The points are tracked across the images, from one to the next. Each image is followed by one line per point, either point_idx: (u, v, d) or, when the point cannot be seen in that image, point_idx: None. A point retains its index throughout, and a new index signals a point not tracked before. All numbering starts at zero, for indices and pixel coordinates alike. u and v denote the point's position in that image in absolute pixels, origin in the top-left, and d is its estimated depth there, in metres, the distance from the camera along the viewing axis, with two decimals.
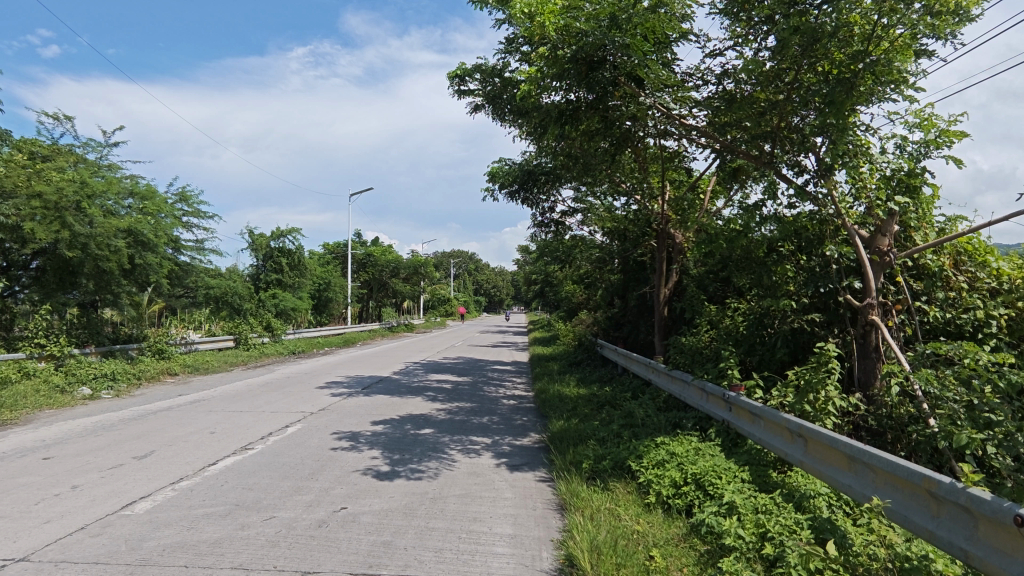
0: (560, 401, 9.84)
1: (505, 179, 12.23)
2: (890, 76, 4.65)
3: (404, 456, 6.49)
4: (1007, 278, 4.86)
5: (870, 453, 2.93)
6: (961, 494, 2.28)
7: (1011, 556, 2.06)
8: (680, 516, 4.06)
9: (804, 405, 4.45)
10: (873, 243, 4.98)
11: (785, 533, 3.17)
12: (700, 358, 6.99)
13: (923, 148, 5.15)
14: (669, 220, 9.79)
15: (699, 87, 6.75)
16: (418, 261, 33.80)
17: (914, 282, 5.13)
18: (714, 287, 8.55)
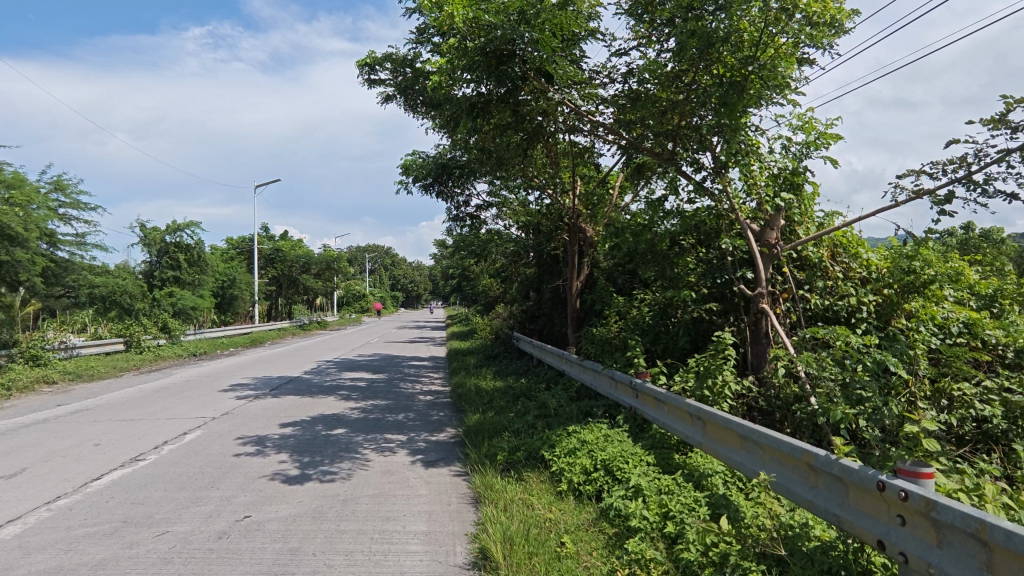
0: (476, 394, 9.86)
1: (419, 172, 12.02)
2: (775, 81, 4.98)
3: (314, 458, 6.24)
4: (875, 268, 5.40)
5: (759, 433, 3.15)
6: (834, 465, 2.49)
7: (875, 519, 2.27)
8: (590, 502, 4.19)
9: (704, 390, 4.72)
10: (764, 236, 5.33)
11: (684, 511, 3.35)
12: (610, 348, 7.24)
13: (805, 148, 5.59)
14: (580, 214, 10.04)
15: (606, 85, 6.95)
16: (329, 256, 32.65)
17: (798, 272, 5.60)
18: (623, 279, 8.88)
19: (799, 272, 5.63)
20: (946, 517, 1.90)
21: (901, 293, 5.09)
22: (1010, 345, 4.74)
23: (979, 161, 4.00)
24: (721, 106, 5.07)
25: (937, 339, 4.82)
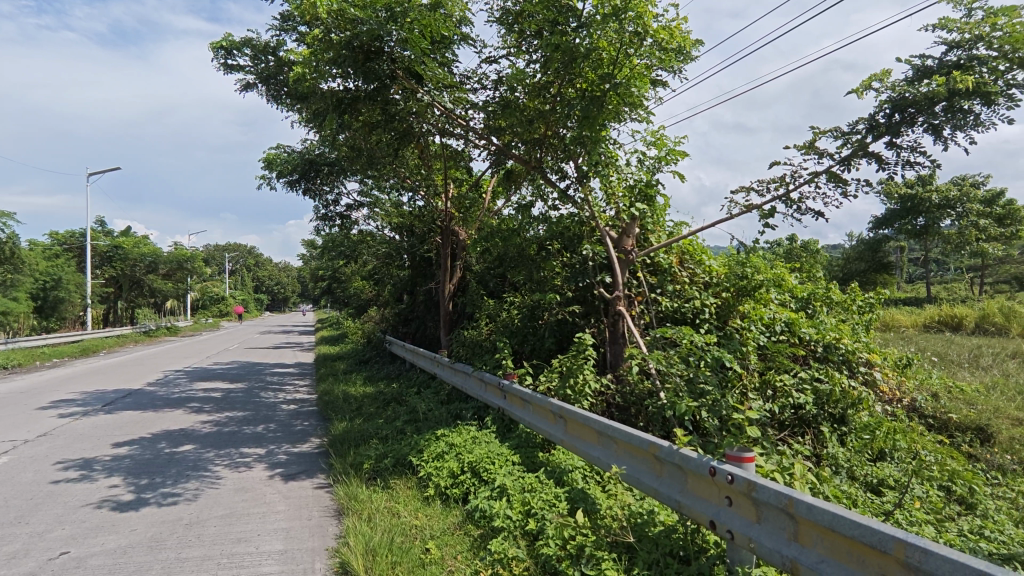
0: (344, 401, 9.46)
1: (283, 167, 11.31)
2: (631, 99, 5.35)
3: (154, 479, 5.59)
4: (715, 274, 5.99)
5: (613, 428, 3.34)
6: (675, 455, 2.71)
7: (708, 502, 2.51)
8: (456, 505, 4.18)
9: (566, 389, 4.93)
10: (621, 243, 5.72)
11: (545, 507, 3.46)
12: (480, 350, 7.30)
13: (657, 163, 6.07)
14: (452, 217, 10.04)
15: (477, 90, 7.03)
16: (181, 255, 29.65)
17: (651, 277, 6.06)
18: (495, 283, 9.03)
19: (652, 277, 6.10)
20: (763, 496, 2.15)
21: (735, 296, 5.69)
22: (821, 341, 5.51)
23: (795, 182, 4.59)
24: (582, 119, 5.34)
25: (765, 337, 5.44)
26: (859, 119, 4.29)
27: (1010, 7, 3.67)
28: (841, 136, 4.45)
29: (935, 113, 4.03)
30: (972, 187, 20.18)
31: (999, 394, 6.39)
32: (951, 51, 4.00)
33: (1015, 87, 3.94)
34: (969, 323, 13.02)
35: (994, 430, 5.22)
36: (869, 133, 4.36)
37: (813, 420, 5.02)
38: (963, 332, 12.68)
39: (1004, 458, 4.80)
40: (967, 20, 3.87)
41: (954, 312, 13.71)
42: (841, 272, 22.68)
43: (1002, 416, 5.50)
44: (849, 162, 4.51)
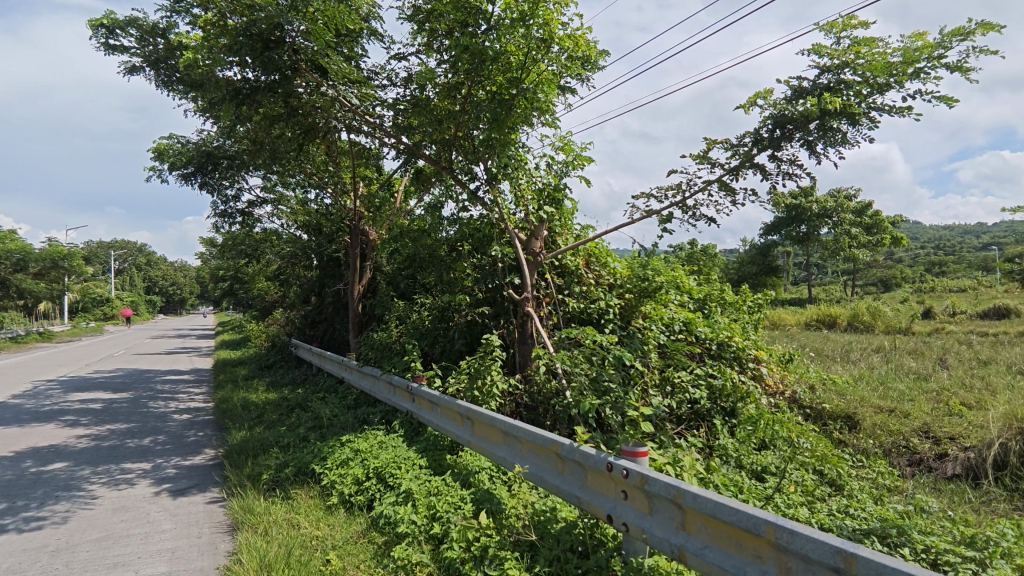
0: (243, 409, 8.93)
1: (175, 159, 10.49)
2: (539, 104, 5.45)
3: (15, 503, 4.98)
4: (619, 275, 6.22)
5: (518, 427, 3.36)
6: (576, 452, 2.77)
7: (606, 496, 2.59)
8: (361, 512, 4.05)
9: (474, 390, 4.93)
10: (529, 245, 5.82)
11: (451, 510, 3.43)
12: (389, 353, 7.14)
13: (564, 167, 6.22)
14: (362, 216, 9.76)
15: (386, 87, 6.88)
16: (55, 252, 26.77)
17: (558, 279, 6.20)
18: (405, 284, 8.87)
19: (560, 278, 6.24)
20: (654, 489, 2.25)
21: (638, 297, 5.94)
22: (715, 339, 5.88)
23: (690, 190, 4.87)
24: (492, 121, 5.37)
25: (664, 335, 5.73)
26: (746, 133, 4.62)
27: (870, 38, 4.09)
28: (731, 148, 4.77)
29: (810, 129, 4.42)
30: (845, 198, 22.39)
31: (864, 385, 7.12)
32: (823, 74, 4.39)
33: (875, 110, 4.39)
34: (842, 321, 14.42)
35: (860, 418, 5.80)
36: (755, 146, 4.71)
37: (707, 413, 5.34)
38: (838, 330, 14.04)
39: (867, 442, 5.35)
40: (836, 48, 4.27)
41: (830, 311, 15.15)
42: (736, 275, 24.39)
43: (866, 405, 6.12)
44: (737, 172, 4.85)
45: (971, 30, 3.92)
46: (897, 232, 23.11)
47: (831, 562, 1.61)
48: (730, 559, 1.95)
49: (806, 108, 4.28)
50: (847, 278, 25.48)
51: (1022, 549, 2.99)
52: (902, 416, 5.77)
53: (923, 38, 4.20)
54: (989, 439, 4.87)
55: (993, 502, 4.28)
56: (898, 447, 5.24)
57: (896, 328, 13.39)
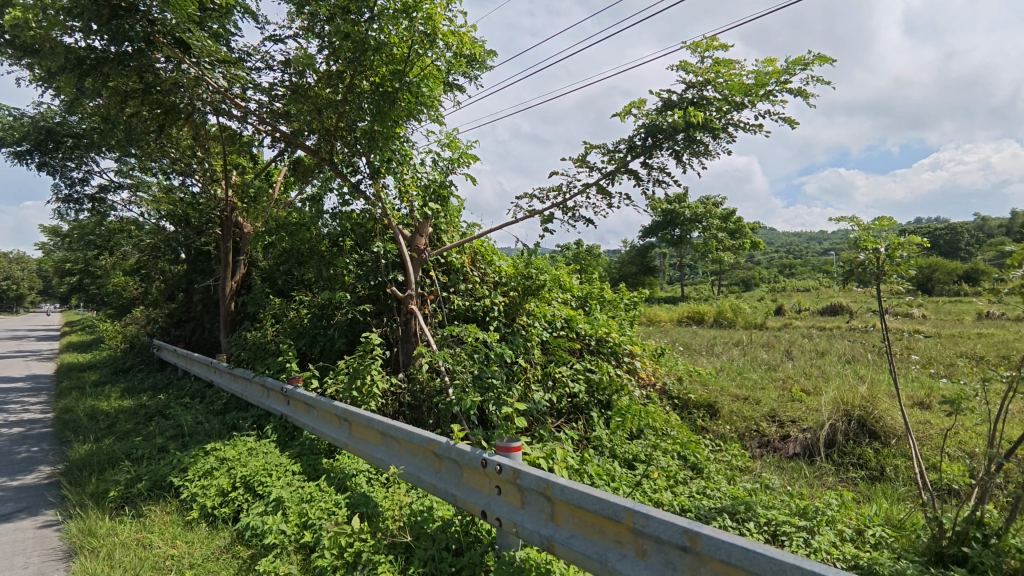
0: (89, 419, 7.94)
1: (4, 134, 9.10)
2: (424, 99, 5.38)
3: None
4: (504, 274, 6.30)
5: (395, 427, 3.29)
6: (452, 450, 2.75)
7: (481, 492, 2.60)
8: (225, 526, 3.76)
9: (353, 390, 4.76)
10: (414, 241, 5.73)
11: (324, 517, 3.29)
12: (263, 353, 6.70)
13: (450, 164, 6.19)
14: (235, 207, 9.07)
15: (261, 70, 6.44)
16: None
17: (443, 276, 6.15)
18: (283, 281, 8.38)
19: (445, 276, 6.20)
20: (525, 482, 2.29)
21: (522, 295, 6.06)
22: (594, 335, 6.15)
23: (570, 191, 5.05)
24: (374, 113, 5.22)
25: (547, 332, 5.91)
26: (621, 140, 4.87)
27: (729, 60, 4.48)
28: (607, 153, 5.01)
29: (677, 140, 4.76)
30: (713, 205, 24.44)
31: (725, 376, 7.80)
32: (689, 89, 4.73)
33: (732, 126, 4.81)
34: (709, 317, 15.73)
35: (719, 406, 6.34)
36: (628, 152, 4.98)
37: (585, 406, 5.57)
38: (706, 326, 15.29)
39: (725, 427, 5.87)
40: (699, 66, 4.62)
41: (700, 308, 16.45)
42: (618, 274, 25.76)
43: (726, 395, 6.70)
44: (613, 177, 5.10)
45: (811, 61, 4.42)
46: (756, 237, 25.61)
47: (680, 542, 1.73)
48: (593, 546, 2.04)
49: (674, 120, 4.59)
50: (713, 278, 27.82)
51: (843, 515, 3.42)
52: (754, 403, 6.39)
53: (772, 64, 4.66)
54: (822, 420, 5.54)
55: (824, 476, 4.89)
56: (750, 431, 5.80)
57: (753, 324, 14.85)
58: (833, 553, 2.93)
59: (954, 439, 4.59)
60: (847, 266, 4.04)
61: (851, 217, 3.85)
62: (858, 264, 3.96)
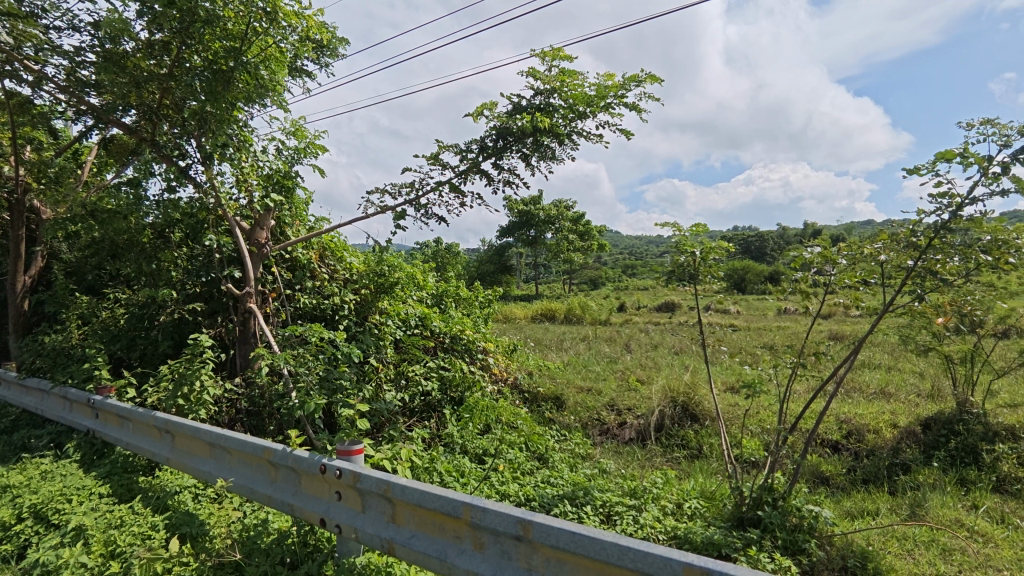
0: None
1: None
2: (265, 82, 4.98)
3: None
4: (355, 270, 6.05)
5: (224, 436, 3.00)
6: (289, 457, 2.58)
7: (320, 499, 2.48)
8: (6, 565, 3.16)
9: (178, 398, 4.27)
10: (253, 235, 5.25)
11: (136, 543, 2.91)
12: (65, 360, 5.76)
13: (295, 154, 5.82)
14: (29, 189, 7.68)
15: (61, 30, 5.51)
16: None
17: (288, 272, 5.71)
18: (94, 276, 7.28)
19: (290, 272, 5.74)
20: (365, 485, 2.23)
21: (374, 293, 5.90)
22: (448, 333, 6.18)
23: (423, 188, 4.99)
24: (206, 92, 4.72)
25: (400, 330, 5.80)
26: (473, 140, 4.93)
27: (573, 71, 4.74)
28: (460, 153, 5.04)
29: (526, 143, 4.94)
30: (564, 208, 25.73)
31: (572, 369, 8.26)
32: (536, 95, 4.93)
33: (576, 133, 5.10)
34: (560, 313, 16.53)
35: (565, 398, 6.71)
36: (480, 153, 5.06)
37: (437, 404, 5.57)
38: (557, 322, 16.06)
39: (570, 418, 6.22)
40: (546, 74, 4.83)
41: (551, 305, 17.23)
42: (475, 272, 26.11)
43: (571, 387, 7.10)
44: (465, 176, 5.15)
45: (643, 78, 4.82)
46: (602, 239, 27.46)
47: (513, 532, 1.79)
48: (433, 543, 2.04)
49: (522, 124, 4.76)
50: (565, 277, 29.34)
51: (666, 492, 3.80)
52: (596, 394, 6.86)
53: (611, 79, 5.02)
54: (652, 407, 6.10)
55: (653, 457, 5.40)
56: (592, 420, 6.21)
57: (599, 320, 15.91)
58: (656, 527, 3.24)
59: (755, 418, 5.31)
60: (672, 266, 4.48)
61: (673, 223, 4.26)
62: (680, 266, 4.41)
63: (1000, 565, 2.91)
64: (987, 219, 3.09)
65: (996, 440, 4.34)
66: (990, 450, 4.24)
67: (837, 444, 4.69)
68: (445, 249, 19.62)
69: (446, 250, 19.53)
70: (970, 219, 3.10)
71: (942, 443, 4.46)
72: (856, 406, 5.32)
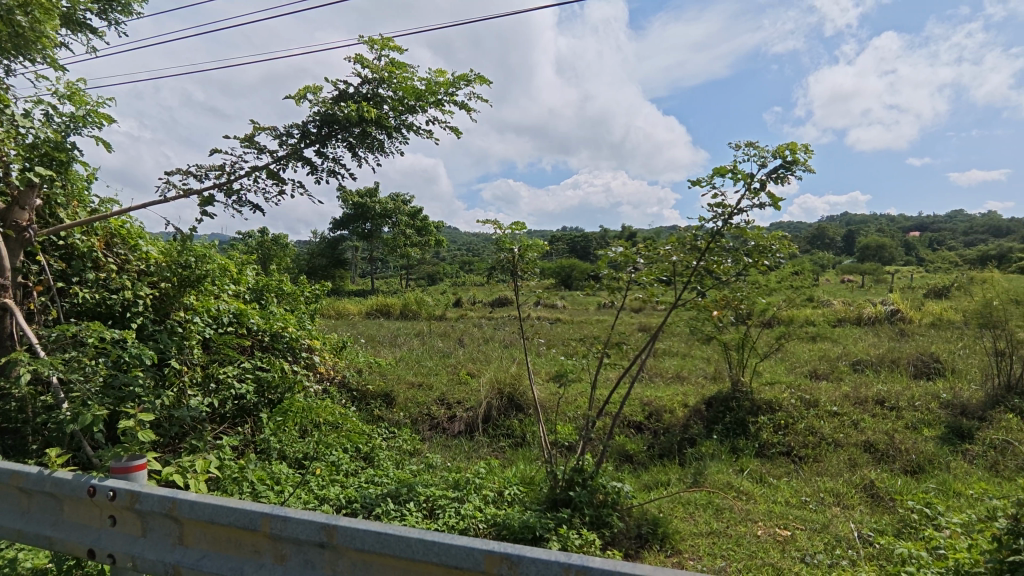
0: None
1: None
2: (25, 32, 4.12)
3: None
4: (153, 261, 5.19)
5: None
6: (47, 482, 2.17)
7: (88, 528, 2.12)
8: None
9: None
10: (9, 216, 4.30)
11: None
12: None
13: (71, 122, 4.91)
14: None
15: None
16: None
17: (60, 262, 4.73)
18: None
19: (63, 262, 4.76)
20: (146, 506, 1.95)
21: (177, 287, 5.10)
22: (267, 330, 5.69)
23: (234, 172, 4.54)
24: None
25: (210, 329, 5.20)
26: (293, 125, 4.60)
27: (402, 63, 4.64)
28: (278, 137, 4.66)
29: (352, 133, 4.73)
30: (401, 203, 25.26)
31: (403, 365, 8.15)
32: (364, 83, 4.74)
33: (406, 128, 5.01)
34: (395, 310, 16.24)
35: (395, 394, 6.59)
36: (301, 139, 4.73)
37: (253, 408, 5.14)
38: (391, 318, 15.75)
39: (399, 414, 6.14)
40: (374, 62, 4.68)
41: (387, 301, 16.84)
42: (304, 265, 24.54)
43: (402, 383, 6.99)
44: (285, 162, 4.78)
45: (473, 78, 4.90)
46: (439, 235, 27.54)
47: (316, 539, 1.70)
48: (228, 562, 1.86)
49: (348, 112, 4.55)
50: (401, 271, 28.87)
51: (488, 481, 3.91)
52: (427, 389, 6.84)
53: (442, 75, 5.01)
54: (480, 399, 6.24)
55: (480, 448, 5.54)
56: (421, 415, 6.19)
57: (435, 316, 15.92)
58: (477, 516, 3.32)
59: (573, 404, 5.70)
60: (496, 263, 4.61)
61: (494, 220, 4.37)
62: (503, 262, 4.55)
63: (756, 518, 3.47)
64: (751, 228, 3.65)
65: (759, 413, 5.17)
66: (754, 422, 5.04)
67: (640, 425, 5.23)
68: (272, 240, 18.17)
69: (272, 241, 18.09)
70: (738, 227, 3.63)
71: (720, 417, 5.20)
72: (656, 390, 5.98)
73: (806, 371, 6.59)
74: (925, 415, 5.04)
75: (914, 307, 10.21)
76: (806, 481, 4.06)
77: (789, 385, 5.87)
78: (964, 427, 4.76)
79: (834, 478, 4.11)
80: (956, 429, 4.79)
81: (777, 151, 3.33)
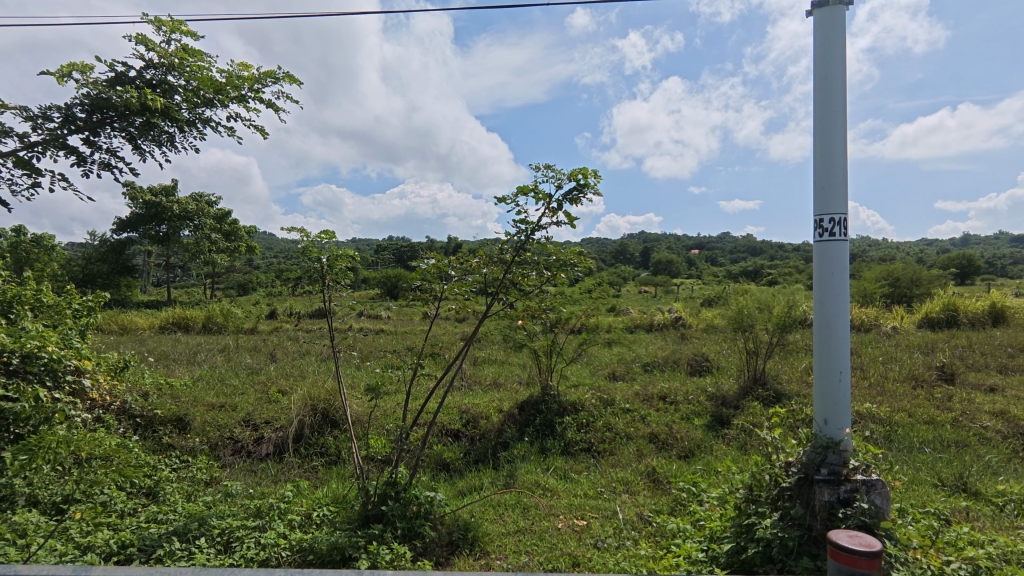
0: None
1: None
2: None
3: None
4: None
5: None
6: None
7: None
8: None
9: None
10: None
11: None
12: None
13: None
14: None
15: None
16: None
17: None
18: None
19: None
20: None
21: None
22: (17, 350, 4.63)
23: None
24: None
25: None
26: (51, 107, 3.89)
27: (197, 51, 4.21)
28: (31, 119, 3.90)
29: (132, 122, 4.16)
30: (205, 204, 22.81)
31: (202, 385, 7.30)
32: (149, 68, 4.20)
33: (202, 123, 4.54)
34: (196, 323, 14.52)
35: (190, 418, 5.87)
36: (64, 125, 4.02)
37: None
38: (192, 332, 14.05)
39: (194, 441, 5.51)
40: (162, 47, 4.16)
41: (187, 312, 14.98)
42: (78, 271, 20.74)
43: (199, 405, 6.23)
44: (40, 149, 4.01)
45: (281, 77, 4.61)
46: (250, 241, 25.31)
47: None
48: None
49: (126, 98, 3.97)
50: (205, 279, 25.92)
51: (294, 504, 3.67)
52: (230, 410, 6.19)
53: (247, 70, 4.64)
54: (290, 417, 5.82)
55: (289, 470, 5.18)
56: (222, 440, 5.60)
57: (244, 329, 14.55)
58: (280, 544, 3.09)
59: (391, 417, 5.60)
60: (303, 272, 4.36)
61: (300, 228, 4.14)
62: (312, 272, 4.33)
63: (558, 512, 3.75)
64: (551, 243, 3.93)
65: (564, 413, 5.59)
66: (561, 422, 5.43)
67: (458, 432, 5.33)
68: (33, 241, 15.09)
69: (32, 241, 15.01)
70: (540, 242, 3.89)
71: (531, 420, 5.53)
72: (473, 397, 6.14)
73: (606, 373, 7.29)
74: (695, 406, 5.90)
75: (692, 314, 11.89)
76: (602, 473, 4.49)
77: (591, 387, 6.44)
78: (723, 415, 5.66)
79: (625, 467, 4.61)
80: (718, 417, 5.67)
81: (572, 175, 3.64)
